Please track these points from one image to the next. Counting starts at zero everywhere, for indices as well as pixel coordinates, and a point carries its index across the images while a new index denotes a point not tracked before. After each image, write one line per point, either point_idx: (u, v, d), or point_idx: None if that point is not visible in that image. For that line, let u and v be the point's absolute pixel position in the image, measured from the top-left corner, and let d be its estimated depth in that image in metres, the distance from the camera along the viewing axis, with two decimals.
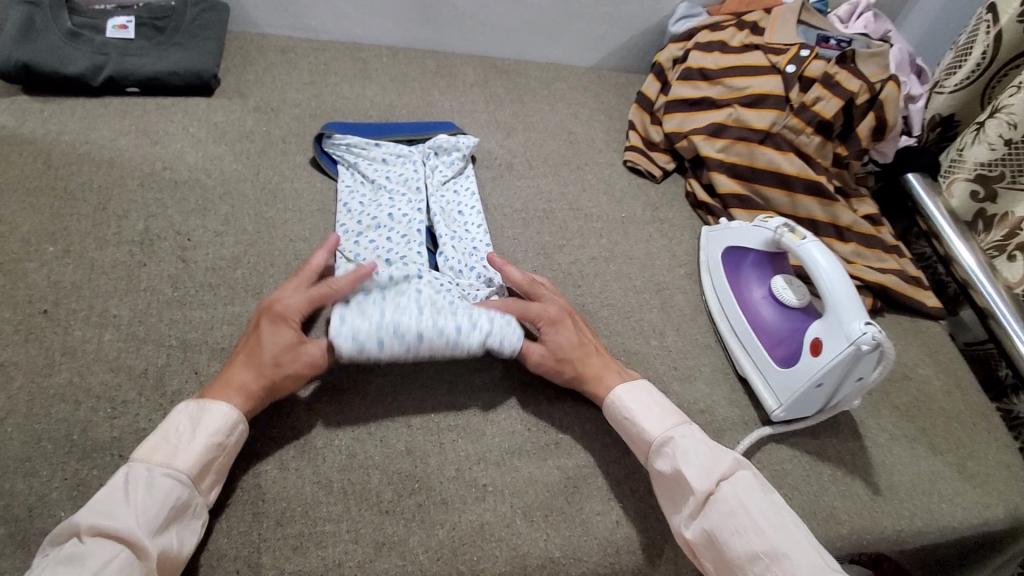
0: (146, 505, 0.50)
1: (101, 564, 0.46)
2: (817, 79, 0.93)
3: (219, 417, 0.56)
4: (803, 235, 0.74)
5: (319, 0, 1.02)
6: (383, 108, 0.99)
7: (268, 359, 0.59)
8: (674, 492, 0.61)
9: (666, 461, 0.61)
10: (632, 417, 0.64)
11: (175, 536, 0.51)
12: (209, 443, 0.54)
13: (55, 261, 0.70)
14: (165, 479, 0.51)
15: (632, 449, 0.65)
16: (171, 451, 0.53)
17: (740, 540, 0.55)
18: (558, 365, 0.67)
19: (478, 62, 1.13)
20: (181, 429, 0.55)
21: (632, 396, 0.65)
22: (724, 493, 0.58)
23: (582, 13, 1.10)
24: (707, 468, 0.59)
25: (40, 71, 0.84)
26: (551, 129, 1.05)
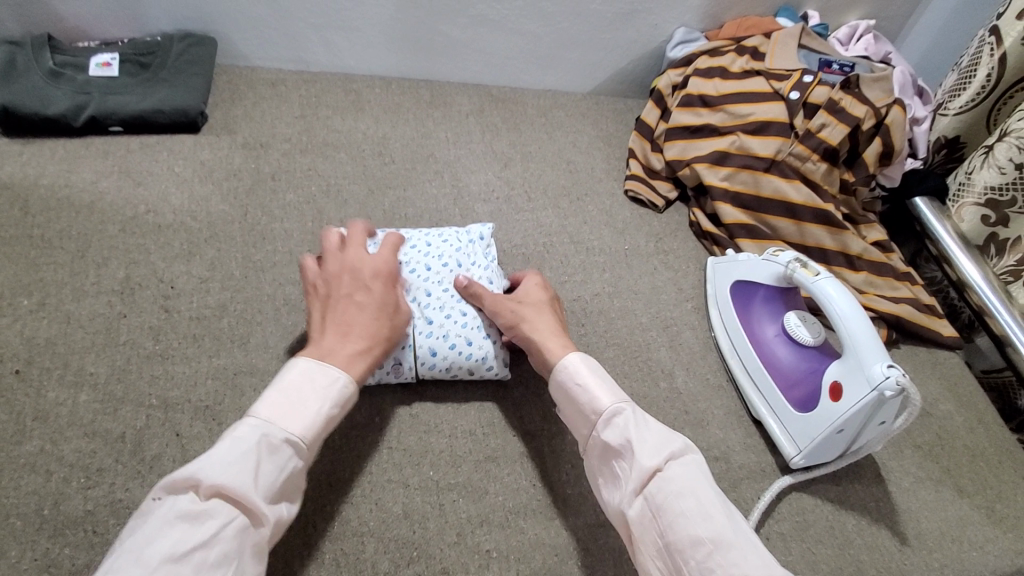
0: (268, 472, 0.47)
1: (221, 528, 0.43)
2: (821, 105, 0.91)
3: (342, 386, 0.54)
4: (817, 270, 0.71)
5: (309, 33, 1.00)
6: (376, 141, 0.97)
7: (383, 302, 0.61)
8: (619, 468, 0.53)
9: (615, 433, 0.54)
10: (585, 383, 0.57)
11: (283, 501, 0.49)
12: (327, 412, 0.52)
13: (30, 315, 0.66)
14: (286, 446, 0.49)
15: (579, 423, 0.58)
16: (295, 414, 0.50)
17: (684, 522, 0.46)
18: (516, 304, 0.66)
19: (473, 92, 1.11)
20: (304, 392, 0.52)
21: (586, 361, 0.59)
22: (671, 471, 0.49)
23: (577, 40, 1.09)
24: (658, 443, 0.51)
25: (19, 113, 0.81)
26: (550, 159, 1.02)
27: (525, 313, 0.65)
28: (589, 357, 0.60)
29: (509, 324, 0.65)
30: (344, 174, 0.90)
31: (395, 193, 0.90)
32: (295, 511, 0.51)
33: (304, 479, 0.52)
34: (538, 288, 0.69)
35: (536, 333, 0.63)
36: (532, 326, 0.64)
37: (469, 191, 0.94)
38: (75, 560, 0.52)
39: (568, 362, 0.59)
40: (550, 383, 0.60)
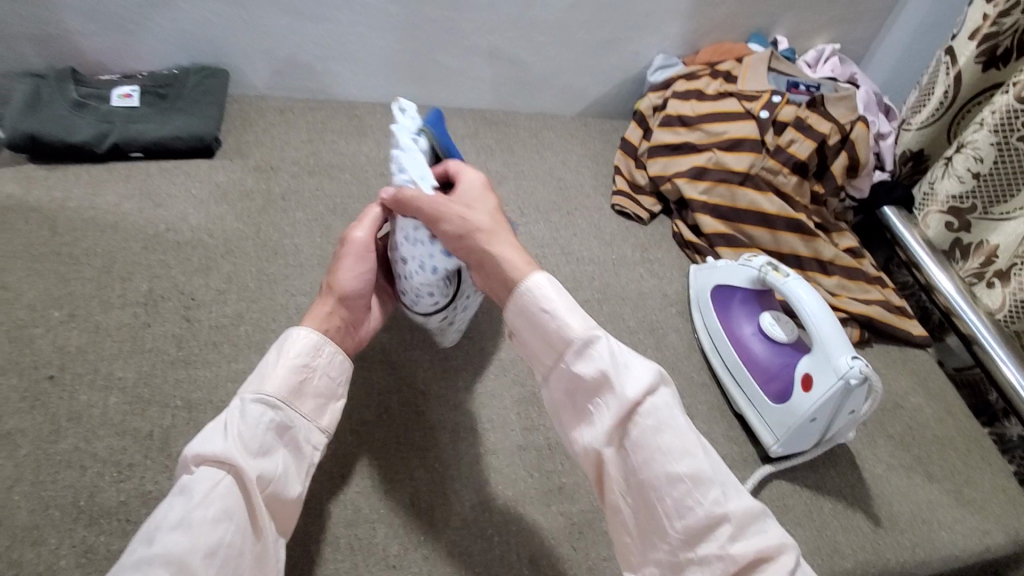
0: (244, 430, 0.53)
1: (211, 488, 0.50)
2: (790, 123, 0.99)
3: (299, 340, 0.60)
4: (786, 272, 0.78)
5: (315, 64, 1.07)
6: (378, 163, 1.04)
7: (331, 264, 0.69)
8: (592, 404, 0.55)
9: (589, 365, 0.54)
10: (552, 309, 0.56)
11: (278, 455, 0.55)
12: (293, 367, 0.59)
13: (61, 326, 0.71)
14: (257, 405, 0.55)
15: (547, 354, 0.57)
16: (260, 380, 0.58)
17: (663, 459, 0.51)
18: (466, 208, 0.61)
19: (469, 115, 1.18)
20: (269, 361, 0.59)
21: (548, 285, 0.57)
22: (651, 407, 0.52)
23: (565, 67, 1.17)
24: (634, 375, 0.53)
25: (47, 141, 0.87)
26: (541, 177, 1.09)
27: (479, 221, 0.61)
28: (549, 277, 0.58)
29: (460, 231, 0.60)
30: (349, 194, 0.97)
31: None
32: (298, 463, 0.57)
33: (299, 431, 0.58)
34: (483, 188, 0.64)
35: (492, 246, 0.60)
36: (481, 239, 0.60)
37: None
38: (110, 547, 0.57)
39: (530, 283, 0.57)
40: (509, 304, 0.58)
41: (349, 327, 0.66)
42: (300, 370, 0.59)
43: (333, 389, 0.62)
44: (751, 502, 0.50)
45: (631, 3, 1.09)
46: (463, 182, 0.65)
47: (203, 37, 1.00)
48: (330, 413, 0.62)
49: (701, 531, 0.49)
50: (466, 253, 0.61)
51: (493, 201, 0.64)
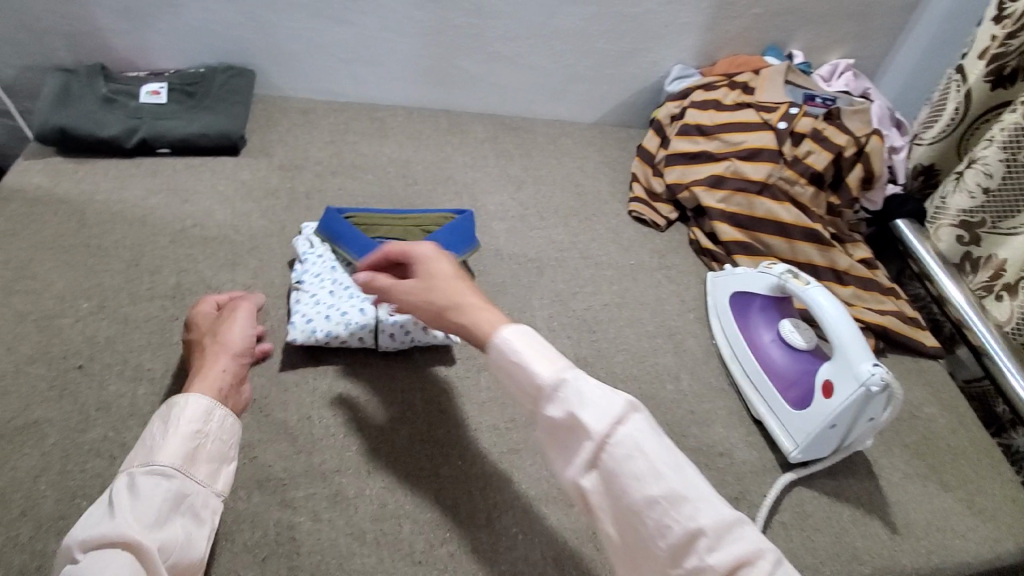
0: (135, 505, 0.51)
1: (103, 566, 0.46)
2: (807, 134, 1.00)
3: (187, 407, 0.58)
4: (806, 280, 0.78)
5: (338, 67, 1.09)
6: (400, 164, 1.05)
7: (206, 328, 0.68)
8: (567, 441, 0.48)
9: (558, 407, 0.47)
10: (517, 359, 0.49)
11: (177, 524, 0.52)
12: (186, 434, 0.56)
13: (90, 316, 0.72)
14: (147, 478, 0.53)
15: (518, 398, 0.51)
16: (150, 453, 0.55)
17: (639, 486, 0.44)
18: (424, 288, 0.58)
19: (488, 120, 1.20)
20: (156, 433, 0.57)
21: (513, 333, 0.50)
22: (621, 435, 0.45)
23: (583, 76, 1.19)
24: (602, 406, 0.46)
25: (77, 135, 0.88)
26: (559, 182, 1.11)
27: (441, 296, 0.57)
28: (516, 325, 0.51)
29: (433, 316, 0.57)
30: (371, 195, 0.98)
31: (419, 212, 0.98)
32: (201, 530, 0.54)
33: (196, 498, 0.55)
34: (435, 254, 0.61)
35: (461, 318, 0.54)
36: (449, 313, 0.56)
37: (485, 210, 1.02)
38: None
39: (500, 343, 0.50)
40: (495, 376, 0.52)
41: (236, 383, 0.64)
42: (192, 438, 0.57)
43: (230, 452, 0.60)
44: (727, 513, 0.44)
45: (650, 15, 1.11)
46: (411, 260, 0.61)
47: (230, 38, 1.02)
48: (228, 476, 0.59)
49: (687, 552, 0.43)
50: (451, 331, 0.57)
51: (450, 263, 0.60)
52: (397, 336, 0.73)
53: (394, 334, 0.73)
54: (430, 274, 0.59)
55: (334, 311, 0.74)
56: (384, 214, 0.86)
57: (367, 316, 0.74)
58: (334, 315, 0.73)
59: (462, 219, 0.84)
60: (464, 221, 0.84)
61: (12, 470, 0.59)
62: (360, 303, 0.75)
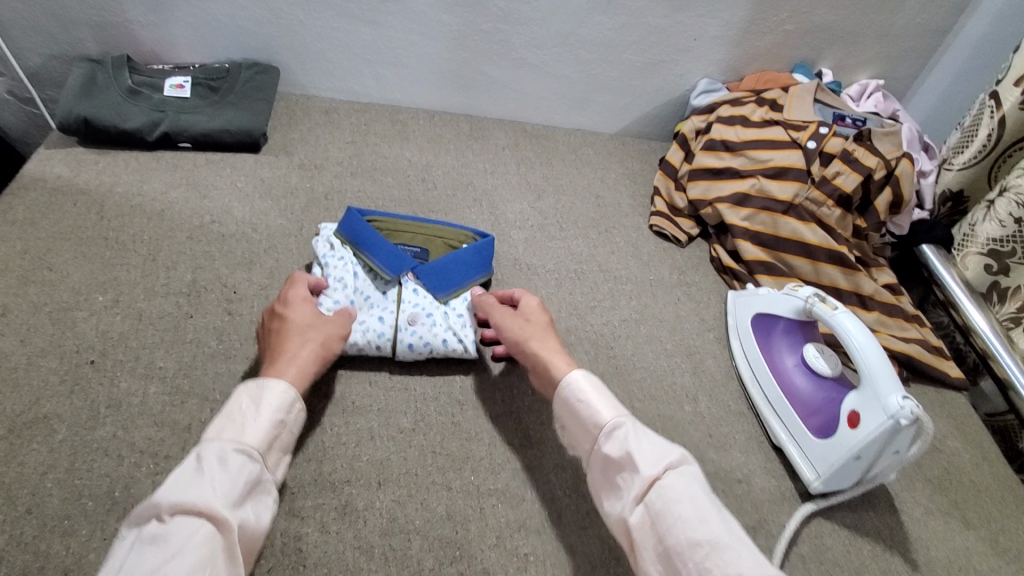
0: (223, 480, 0.49)
1: (188, 539, 0.44)
2: (836, 155, 0.98)
3: (278, 394, 0.56)
4: (834, 305, 0.76)
5: (363, 68, 1.09)
6: (420, 168, 1.04)
7: (301, 322, 0.65)
8: (620, 479, 0.57)
9: (615, 446, 0.58)
10: (588, 400, 0.62)
11: (251, 509, 0.50)
12: (273, 420, 0.55)
13: (105, 311, 0.71)
14: (236, 455, 0.51)
15: (582, 437, 0.62)
16: (238, 428, 0.53)
17: (682, 526, 0.50)
18: (522, 322, 0.72)
19: (510, 127, 1.19)
20: (244, 408, 0.54)
21: (590, 379, 0.64)
22: (670, 480, 0.54)
23: (608, 86, 1.18)
24: (658, 453, 0.56)
25: (99, 125, 0.88)
26: (580, 192, 1.09)
27: (535, 331, 0.71)
28: (588, 374, 0.65)
29: (517, 340, 0.71)
30: (390, 197, 0.97)
31: (437, 217, 0.97)
32: (268, 518, 0.52)
33: (266, 485, 0.53)
34: (540, 308, 0.75)
35: (542, 350, 0.68)
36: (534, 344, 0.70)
37: (505, 217, 1.00)
38: None
39: (572, 378, 0.64)
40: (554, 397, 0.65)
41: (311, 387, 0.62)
42: (274, 424, 0.55)
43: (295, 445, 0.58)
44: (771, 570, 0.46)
45: (680, 27, 1.09)
46: (522, 302, 0.76)
47: (257, 34, 1.01)
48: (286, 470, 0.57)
49: None
50: (524, 357, 0.70)
51: (548, 317, 0.75)
52: (415, 348, 0.73)
53: (413, 344, 0.73)
54: (531, 314, 0.74)
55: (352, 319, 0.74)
56: (407, 221, 0.86)
57: (386, 326, 0.74)
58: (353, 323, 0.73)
59: (485, 240, 0.83)
60: (488, 242, 0.84)
61: (20, 466, 0.58)
62: (378, 313, 0.75)
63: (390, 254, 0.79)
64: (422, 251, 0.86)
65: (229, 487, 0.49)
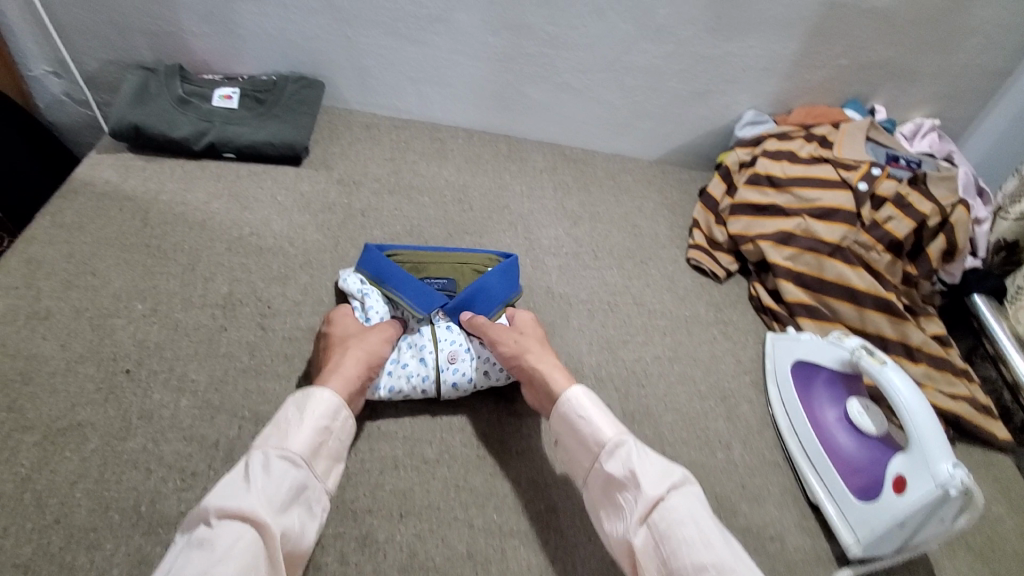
0: (269, 487, 0.52)
1: (235, 543, 0.47)
2: (888, 199, 0.95)
3: (324, 400, 0.60)
4: (882, 358, 0.72)
5: (407, 85, 1.10)
6: (457, 188, 1.04)
7: (342, 335, 0.70)
8: (622, 499, 0.59)
9: (618, 464, 0.60)
10: (588, 416, 0.64)
11: (297, 515, 0.54)
12: (316, 427, 0.58)
13: (143, 319, 0.72)
14: (280, 462, 0.54)
15: (583, 454, 0.64)
16: (285, 435, 0.57)
17: (689, 550, 0.52)
18: (518, 334, 0.74)
19: (548, 150, 1.19)
20: (290, 416, 0.58)
21: (587, 394, 0.66)
22: (673, 500, 0.56)
23: (651, 113, 1.16)
24: (660, 475, 0.58)
25: (149, 133, 0.89)
26: (616, 220, 1.07)
27: (529, 342, 0.73)
28: (587, 390, 0.67)
29: (514, 352, 0.71)
30: (425, 217, 0.97)
31: (472, 240, 0.96)
32: (310, 526, 0.55)
33: (312, 492, 0.56)
34: (533, 324, 0.78)
35: (539, 363, 0.70)
36: (532, 357, 0.71)
37: (540, 242, 0.99)
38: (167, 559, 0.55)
39: (573, 395, 0.66)
40: (552, 413, 0.66)
41: (358, 392, 0.65)
42: (319, 431, 0.59)
43: (343, 451, 0.62)
44: None
45: (729, 58, 1.07)
46: (516, 320, 0.78)
47: (306, 49, 1.03)
48: (335, 476, 0.61)
49: None
50: (519, 370, 0.71)
51: (542, 334, 0.77)
52: (459, 386, 0.72)
53: (457, 382, 0.72)
54: (528, 329, 0.76)
55: (392, 364, 0.72)
56: (428, 252, 0.83)
57: (427, 368, 0.72)
58: (395, 369, 0.71)
59: (509, 261, 0.81)
60: (512, 263, 0.81)
61: (52, 473, 0.58)
62: (418, 354, 0.73)
63: (418, 290, 0.77)
64: (450, 282, 0.83)
65: (275, 493, 0.53)
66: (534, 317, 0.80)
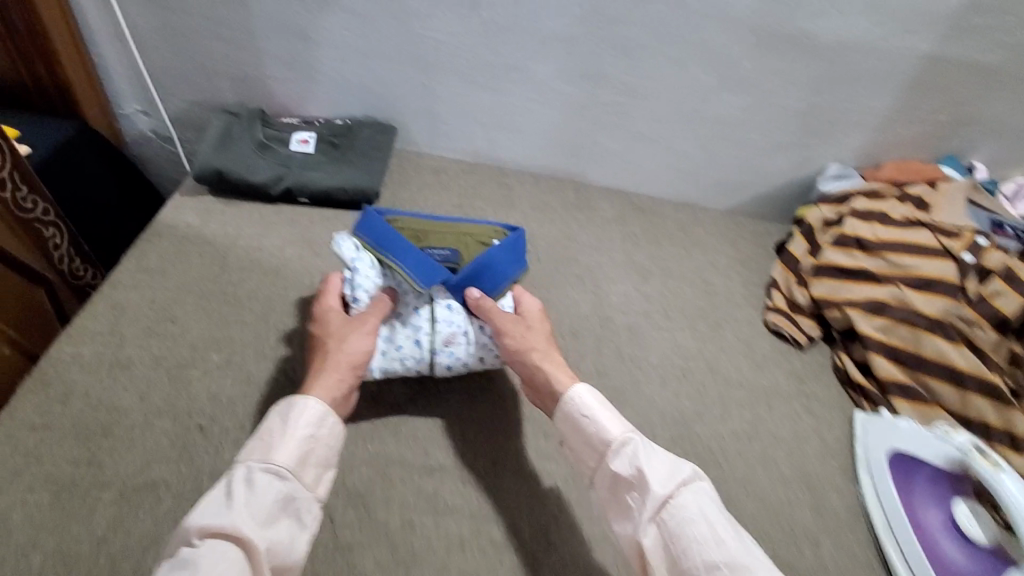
0: (249, 502, 0.52)
1: (212, 560, 0.48)
2: (996, 272, 0.89)
3: (307, 409, 0.60)
4: (997, 461, 0.66)
5: (477, 132, 1.10)
6: (525, 239, 1.02)
7: (333, 330, 0.71)
8: (630, 499, 0.60)
9: (625, 463, 0.61)
10: (593, 414, 0.66)
11: (285, 526, 0.54)
12: (300, 435, 0.58)
13: (217, 371, 0.72)
14: (262, 474, 0.55)
15: (587, 452, 0.65)
16: (268, 447, 0.57)
17: (699, 550, 0.53)
18: (525, 328, 0.76)
19: (617, 198, 1.15)
20: (274, 427, 0.59)
21: (589, 391, 0.68)
22: (681, 498, 0.57)
23: (727, 163, 1.11)
24: (670, 474, 0.59)
25: (229, 178, 0.91)
26: (687, 277, 1.03)
27: (535, 339, 0.75)
28: (589, 388, 0.69)
29: (521, 347, 0.74)
30: None
31: (539, 293, 0.94)
32: (302, 538, 0.55)
33: (302, 504, 0.56)
34: (539, 313, 0.80)
35: (543, 364, 0.72)
36: (537, 355, 0.73)
37: (609, 298, 0.95)
38: None
39: (576, 393, 0.68)
40: (556, 412, 0.68)
41: (348, 394, 0.66)
42: (305, 440, 0.59)
43: (335, 459, 0.61)
44: None
45: (815, 111, 1.02)
46: (523, 308, 0.80)
47: (381, 94, 1.04)
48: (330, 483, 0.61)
49: None
50: (523, 366, 0.73)
51: (547, 325, 0.79)
52: (453, 367, 0.77)
53: (451, 365, 0.77)
54: (534, 320, 0.78)
55: (389, 344, 0.76)
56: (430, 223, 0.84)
57: (422, 349, 0.76)
58: (390, 351, 0.75)
59: (514, 235, 0.83)
60: (519, 238, 0.82)
61: (127, 535, 0.58)
62: (414, 334, 0.76)
63: (418, 262, 0.77)
64: (452, 254, 0.83)
65: (259, 507, 0.53)
66: (540, 304, 0.81)
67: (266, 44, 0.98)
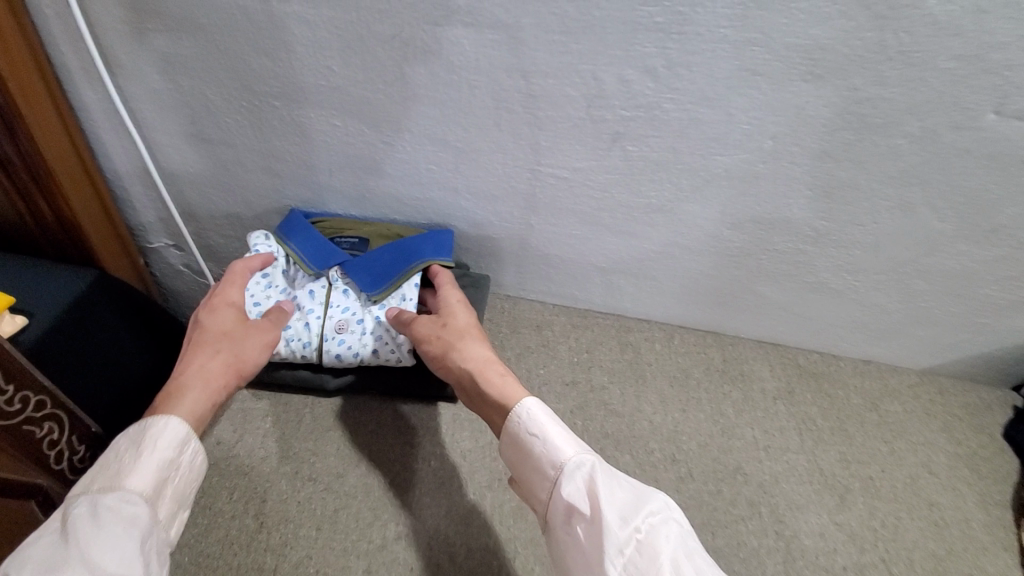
0: (88, 542, 0.45)
1: None
2: None
3: (169, 428, 0.53)
4: None
5: (593, 277, 0.84)
6: (667, 435, 0.78)
7: (218, 330, 0.63)
8: (582, 530, 0.50)
9: (575, 486, 0.53)
10: (540, 430, 0.57)
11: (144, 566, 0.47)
12: (158, 458, 0.52)
13: None
14: (108, 507, 0.48)
15: (537, 474, 0.56)
16: (113, 477, 0.50)
17: None
18: (439, 324, 0.68)
19: (775, 358, 0.88)
20: (122, 454, 0.52)
21: (538, 405, 0.59)
22: (654, 528, 0.48)
23: (938, 320, 0.81)
24: (634, 501, 0.50)
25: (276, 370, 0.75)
26: (902, 495, 0.76)
27: (454, 337, 0.67)
28: (534, 399, 0.60)
29: (436, 347, 0.67)
30: None
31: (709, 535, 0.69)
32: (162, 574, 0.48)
33: (156, 539, 0.49)
34: (462, 303, 0.72)
35: (466, 362, 0.65)
36: (456, 349, 0.66)
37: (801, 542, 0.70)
38: None
39: (523, 406, 0.59)
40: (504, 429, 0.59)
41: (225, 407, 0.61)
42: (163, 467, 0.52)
43: (191, 492, 0.55)
44: None
45: None
46: (443, 301, 0.72)
47: (474, 232, 0.80)
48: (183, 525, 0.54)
49: None
50: (443, 364, 0.66)
51: (471, 316, 0.71)
52: (342, 357, 0.72)
53: (341, 355, 0.72)
54: (456, 313, 0.70)
55: None
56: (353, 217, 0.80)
57: (311, 334, 0.72)
58: None
59: (444, 231, 0.76)
60: (446, 233, 0.76)
61: None
62: (305, 318, 0.73)
63: (317, 247, 0.75)
64: (361, 242, 0.78)
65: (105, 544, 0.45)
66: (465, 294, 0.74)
67: (328, 179, 0.75)
